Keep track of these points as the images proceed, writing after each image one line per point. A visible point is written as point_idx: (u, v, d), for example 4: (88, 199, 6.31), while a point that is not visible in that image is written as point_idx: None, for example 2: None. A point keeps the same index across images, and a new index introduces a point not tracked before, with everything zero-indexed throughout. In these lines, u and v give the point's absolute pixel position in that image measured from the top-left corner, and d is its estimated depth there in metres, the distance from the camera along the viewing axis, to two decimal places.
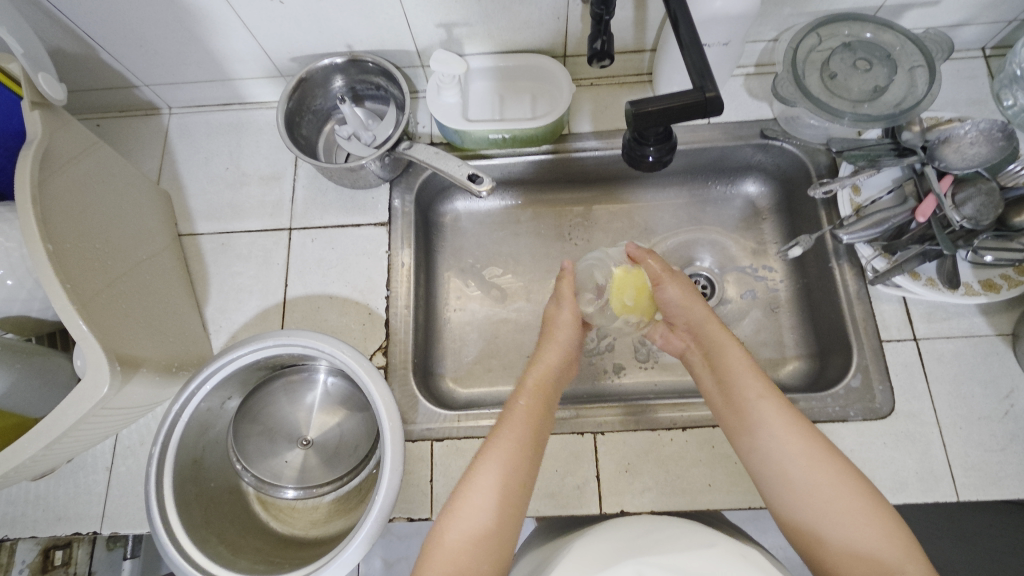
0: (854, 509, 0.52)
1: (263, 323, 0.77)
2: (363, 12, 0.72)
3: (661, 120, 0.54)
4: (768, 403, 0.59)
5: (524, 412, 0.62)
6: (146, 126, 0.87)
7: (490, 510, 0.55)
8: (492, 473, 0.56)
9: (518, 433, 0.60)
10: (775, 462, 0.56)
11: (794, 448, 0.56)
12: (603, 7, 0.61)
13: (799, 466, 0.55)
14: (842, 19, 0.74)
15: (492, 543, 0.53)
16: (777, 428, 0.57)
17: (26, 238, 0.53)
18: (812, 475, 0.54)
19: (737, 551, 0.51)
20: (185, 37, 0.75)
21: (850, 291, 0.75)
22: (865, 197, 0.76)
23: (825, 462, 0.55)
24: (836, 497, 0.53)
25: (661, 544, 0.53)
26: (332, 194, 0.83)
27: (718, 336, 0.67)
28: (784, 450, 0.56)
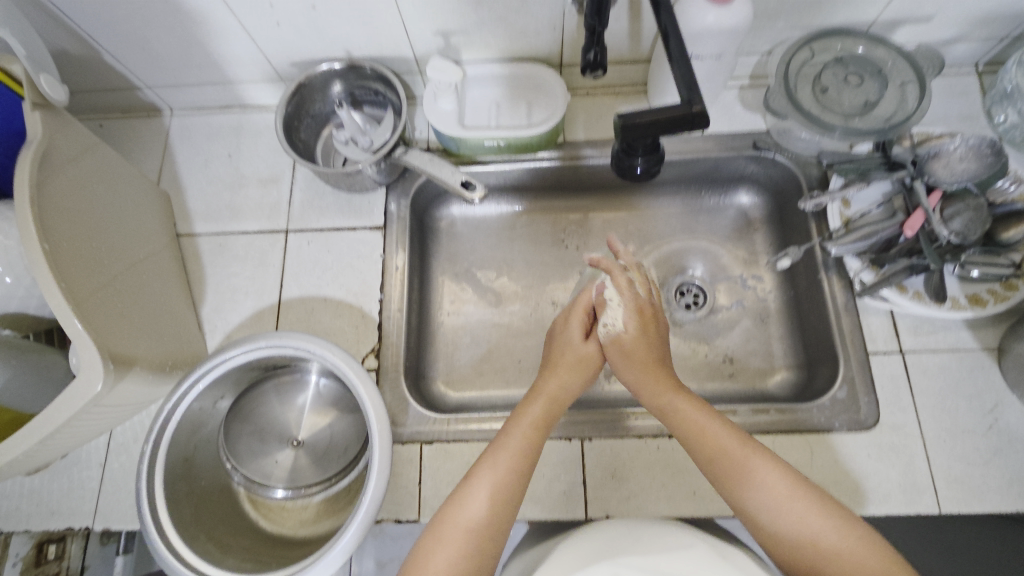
0: (844, 544, 0.51)
1: (257, 324, 0.78)
2: (362, 20, 0.73)
3: (650, 132, 0.55)
4: (735, 447, 0.57)
5: (527, 441, 0.60)
6: (147, 128, 0.89)
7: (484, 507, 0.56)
8: (483, 490, 0.56)
9: (522, 460, 0.59)
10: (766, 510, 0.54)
11: (777, 490, 0.54)
12: (597, 19, 0.61)
13: (784, 516, 0.53)
14: (834, 34, 0.75)
15: (481, 555, 0.54)
16: (761, 470, 0.55)
17: (23, 237, 0.54)
18: (789, 513, 0.53)
19: (717, 552, 0.53)
20: (186, 41, 0.76)
21: (838, 303, 0.75)
22: (855, 210, 0.76)
23: (803, 505, 0.53)
24: (819, 538, 0.52)
25: (640, 546, 0.53)
26: (329, 198, 0.84)
27: (658, 377, 0.64)
28: (764, 495, 0.54)
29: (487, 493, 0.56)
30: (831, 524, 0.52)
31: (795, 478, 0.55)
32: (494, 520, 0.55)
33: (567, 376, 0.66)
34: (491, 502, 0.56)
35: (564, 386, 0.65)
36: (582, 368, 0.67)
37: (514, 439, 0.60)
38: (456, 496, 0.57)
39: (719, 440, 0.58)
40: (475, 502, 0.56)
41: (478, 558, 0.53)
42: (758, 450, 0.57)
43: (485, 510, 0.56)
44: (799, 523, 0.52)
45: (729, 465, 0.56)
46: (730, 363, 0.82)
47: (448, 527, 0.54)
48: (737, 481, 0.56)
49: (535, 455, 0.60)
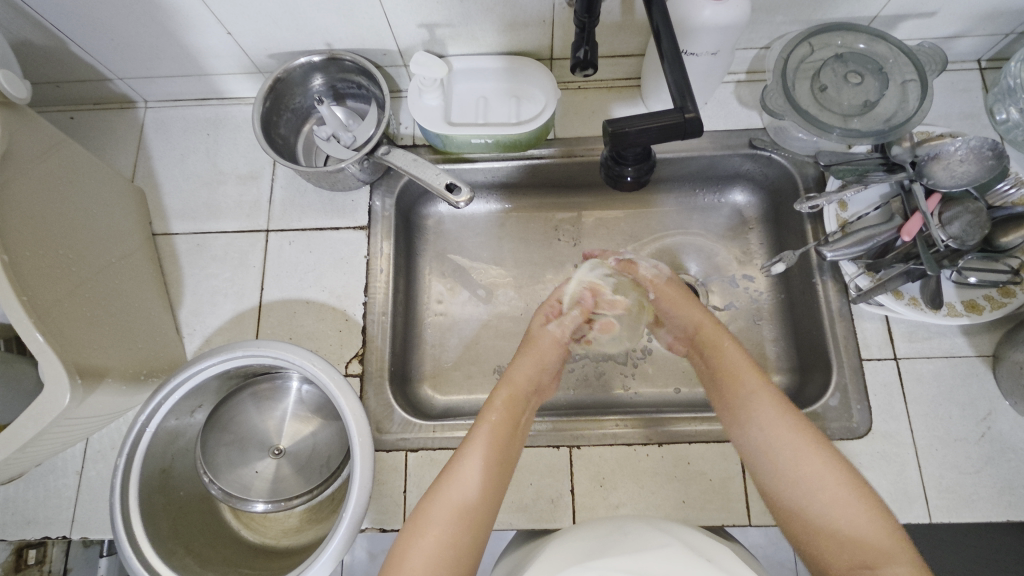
0: (849, 508, 0.52)
1: (238, 327, 0.76)
2: (341, 11, 0.70)
3: (644, 138, 0.52)
4: (769, 398, 0.61)
5: (500, 434, 0.61)
6: (121, 121, 0.85)
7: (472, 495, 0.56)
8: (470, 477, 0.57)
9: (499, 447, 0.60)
10: (783, 460, 0.57)
11: (792, 444, 0.57)
12: (587, 15, 0.59)
13: (801, 455, 0.56)
14: (835, 29, 0.72)
15: (467, 541, 0.53)
16: (773, 419, 0.59)
17: None
18: (801, 460, 0.56)
19: (701, 553, 0.50)
20: (157, 31, 0.72)
21: (833, 308, 0.74)
22: (852, 212, 0.75)
23: (815, 453, 0.56)
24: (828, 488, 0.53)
25: (625, 544, 0.51)
26: (311, 196, 0.81)
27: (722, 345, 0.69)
28: (779, 441, 0.58)
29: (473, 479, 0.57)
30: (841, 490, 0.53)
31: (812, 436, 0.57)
32: (479, 503, 0.56)
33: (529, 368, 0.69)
34: (478, 483, 0.56)
35: (530, 377, 0.68)
36: (539, 356, 0.71)
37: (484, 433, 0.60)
38: (450, 471, 0.57)
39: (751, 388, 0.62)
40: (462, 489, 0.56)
41: (463, 543, 0.53)
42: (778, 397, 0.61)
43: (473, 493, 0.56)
44: (803, 471, 0.55)
45: (750, 396, 0.62)
46: None
47: (439, 508, 0.54)
48: (756, 415, 0.60)
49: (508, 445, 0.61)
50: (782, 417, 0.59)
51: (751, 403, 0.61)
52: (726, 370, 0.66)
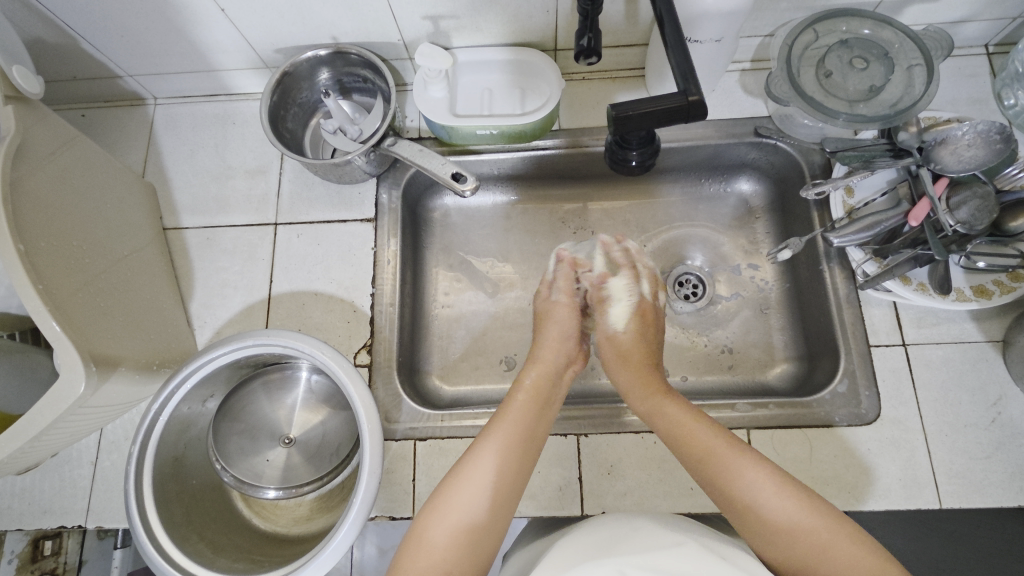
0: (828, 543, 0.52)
1: (248, 320, 0.77)
2: (346, 4, 0.70)
3: (643, 122, 0.52)
4: (723, 447, 0.58)
5: (528, 409, 0.64)
6: (131, 118, 0.86)
7: (479, 503, 0.57)
8: (472, 493, 0.57)
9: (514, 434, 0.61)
10: (756, 498, 0.55)
11: (770, 494, 0.55)
12: (590, 3, 0.60)
13: (759, 488, 0.55)
14: (840, 15, 0.72)
15: (476, 544, 0.55)
16: (748, 473, 0.56)
17: None
18: (779, 504, 0.54)
19: (717, 552, 0.50)
20: (166, 27, 0.73)
21: (840, 295, 0.74)
22: (859, 198, 0.74)
23: (788, 497, 0.55)
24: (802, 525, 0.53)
25: (639, 539, 0.52)
26: (319, 189, 0.82)
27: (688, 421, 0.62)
28: (749, 488, 0.56)
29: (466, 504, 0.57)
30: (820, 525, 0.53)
31: (782, 480, 0.56)
32: (493, 510, 0.57)
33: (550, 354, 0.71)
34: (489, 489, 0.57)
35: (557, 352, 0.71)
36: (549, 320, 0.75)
37: (514, 411, 0.63)
38: (457, 475, 0.59)
39: (710, 449, 0.59)
40: (452, 517, 0.56)
41: (472, 550, 0.55)
42: (750, 457, 0.57)
43: (467, 521, 0.56)
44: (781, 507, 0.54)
45: (720, 460, 0.58)
46: (729, 355, 0.81)
47: (442, 518, 0.56)
48: (736, 472, 0.57)
49: (537, 422, 0.63)
50: (755, 468, 0.56)
51: (717, 467, 0.58)
52: (686, 437, 0.60)
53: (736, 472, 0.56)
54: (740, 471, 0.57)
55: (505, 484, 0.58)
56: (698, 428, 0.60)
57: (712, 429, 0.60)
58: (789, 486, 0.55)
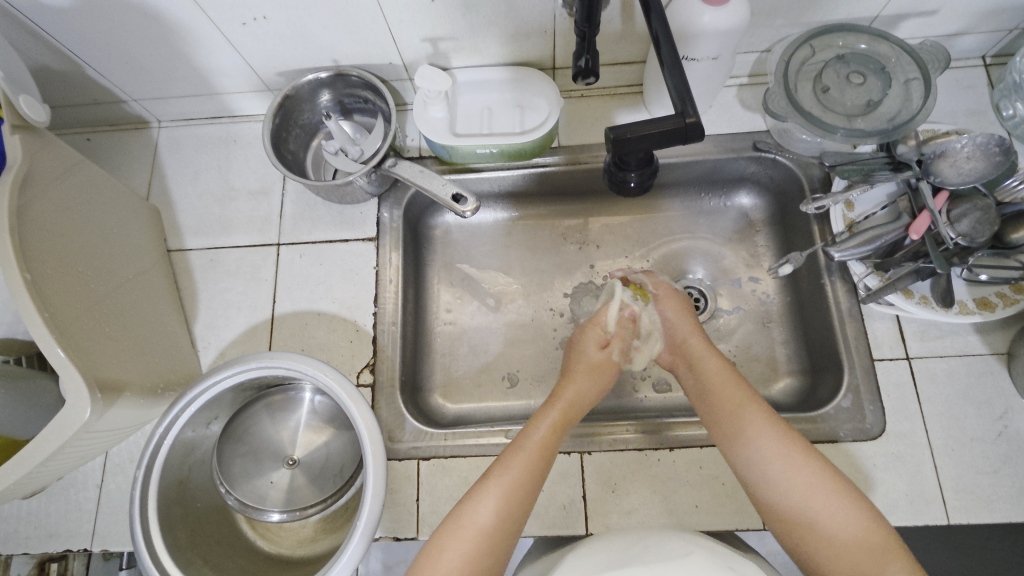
0: (841, 523, 0.55)
1: (251, 340, 0.77)
2: (347, 28, 0.71)
3: (647, 146, 0.51)
4: (745, 408, 0.63)
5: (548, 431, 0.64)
6: (136, 141, 0.87)
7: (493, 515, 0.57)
8: (495, 488, 0.59)
9: (533, 454, 0.61)
10: (771, 470, 0.59)
11: (786, 473, 0.58)
12: (588, 25, 0.60)
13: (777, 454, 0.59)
14: (836, 30, 0.72)
15: (492, 552, 0.56)
16: (766, 441, 0.60)
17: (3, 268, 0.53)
18: (795, 482, 0.58)
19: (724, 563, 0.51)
20: (170, 54, 0.74)
21: (842, 309, 0.73)
22: (859, 212, 0.74)
23: (809, 472, 0.58)
24: (817, 502, 0.56)
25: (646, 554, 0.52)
26: (321, 209, 0.82)
27: (720, 379, 0.67)
28: (766, 461, 0.59)
29: (514, 471, 0.60)
30: (834, 498, 0.56)
31: (803, 451, 0.59)
32: (501, 525, 0.57)
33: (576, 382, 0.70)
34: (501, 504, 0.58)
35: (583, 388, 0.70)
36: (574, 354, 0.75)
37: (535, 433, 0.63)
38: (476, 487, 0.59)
39: (733, 410, 0.64)
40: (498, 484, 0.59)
41: (486, 559, 0.56)
42: (773, 425, 0.61)
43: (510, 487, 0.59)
44: (794, 487, 0.58)
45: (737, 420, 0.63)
46: None
47: (462, 523, 0.57)
48: (750, 438, 0.61)
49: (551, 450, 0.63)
50: (774, 437, 0.60)
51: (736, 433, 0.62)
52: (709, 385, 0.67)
53: (752, 438, 0.61)
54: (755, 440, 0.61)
55: (517, 505, 0.59)
56: (721, 386, 0.66)
57: (733, 388, 0.66)
58: (812, 459, 0.58)
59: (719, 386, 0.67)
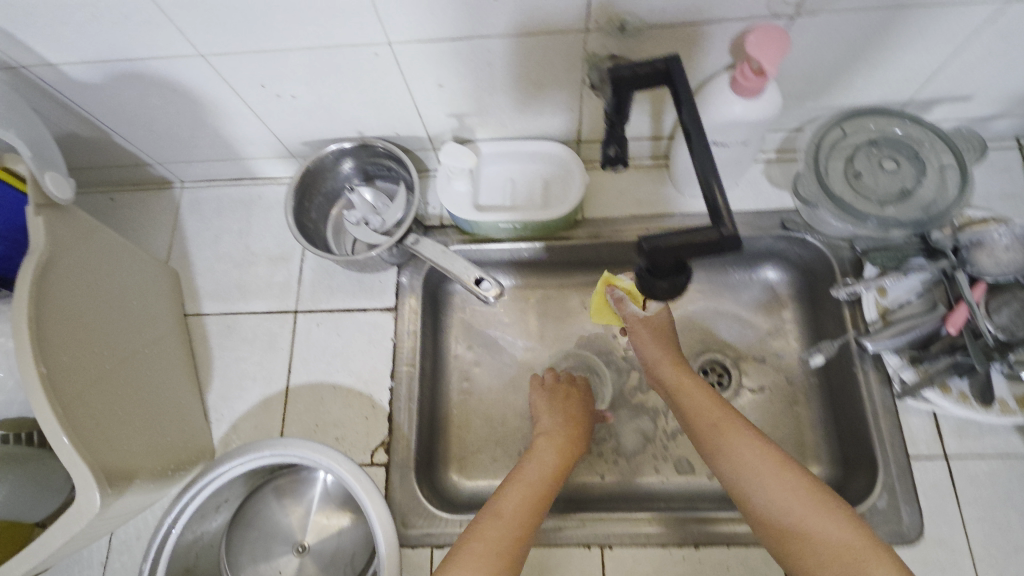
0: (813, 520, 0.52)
1: (265, 413, 0.76)
2: (374, 105, 0.71)
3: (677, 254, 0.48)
4: (709, 415, 0.61)
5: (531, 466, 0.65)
6: (158, 201, 0.88)
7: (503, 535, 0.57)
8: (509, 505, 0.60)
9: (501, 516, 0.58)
10: (737, 474, 0.57)
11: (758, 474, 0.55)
12: (617, 116, 0.58)
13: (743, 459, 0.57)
14: (867, 114, 0.71)
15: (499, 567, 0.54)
16: (725, 443, 0.59)
17: (19, 364, 0.51)
18: (760, 485, 0.55)
19: None
20: (197, 123, 0.74)
21: (876, 401, 0.70)
22: (892, 299, 0.72)
23: (787, 479, 0.54)
24: (792, 500, 0.53)
25: None
26: (340, 277, 0.82)
27: (689, 386, 0.65)
28: (735, 464, 0.57)
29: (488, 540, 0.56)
30: (807, 500, 0.53)
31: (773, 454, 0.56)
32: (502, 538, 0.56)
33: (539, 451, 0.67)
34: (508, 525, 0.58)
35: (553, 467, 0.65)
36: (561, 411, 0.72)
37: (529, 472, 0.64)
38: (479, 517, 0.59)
39: (701, 412, 0.62)
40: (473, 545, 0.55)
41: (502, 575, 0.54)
42: (738, 427, 0.59)
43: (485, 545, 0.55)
44: (767, 488, 0.54)
45: (705, 430, 0.61)
46: None
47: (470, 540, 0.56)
48: (715, 444, 0.59)
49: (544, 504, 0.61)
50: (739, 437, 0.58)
51: (705, 437, 0.60)
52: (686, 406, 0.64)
53: (715, 442, 0.59)
54: (719, 443, 0.59)
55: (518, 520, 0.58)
56: (689, 394, 0.64)
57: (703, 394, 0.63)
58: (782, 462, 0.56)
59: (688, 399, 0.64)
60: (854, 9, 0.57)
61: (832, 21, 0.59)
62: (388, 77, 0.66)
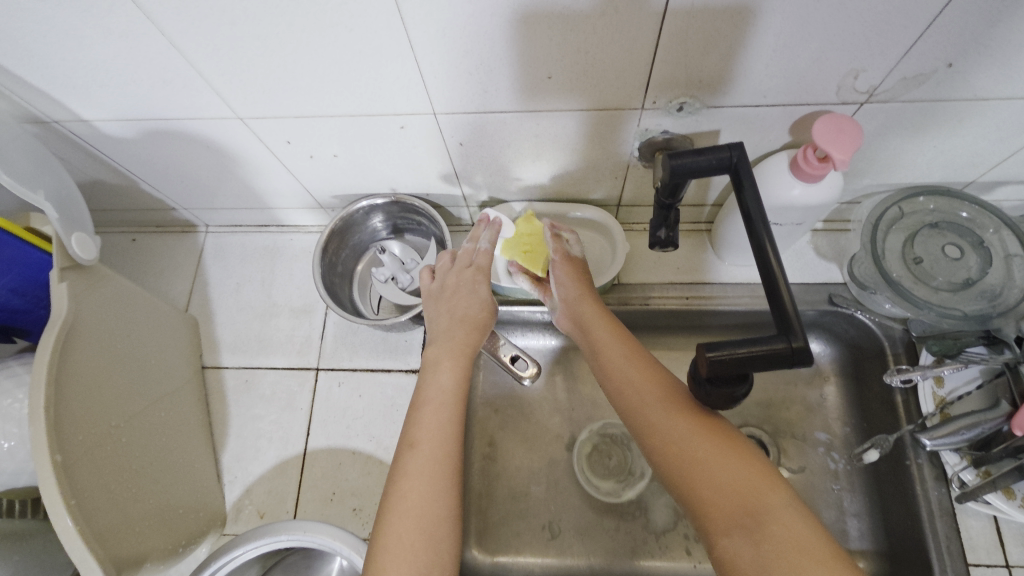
0: (746, 487, 0.45)
1: (280, 477, 0.72)
2: (409, 165, 0.69)
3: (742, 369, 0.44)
4: (636, 374, 0.55)
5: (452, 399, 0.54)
6: (182, 245, 0.86)
7: (436, 495, 0.48)
8: (421, 460, 0.50)
9: (445, 412, 0.53)
10: (663, 438, 0.50)
11: (684, 437, 0.49)
12: (670, 198, 0.55)
13: (669, 423, 0.50)
14: (928, 193, 0.67)
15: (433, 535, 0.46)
16: (648, 404, 0.52)
17: (33, 449, 0.49)
18: (687, 448, 0.48)
19: None
20: (226, 175, 0.72)
21: (932, 499, 0.66)
22: (949, 389, 0.68)
23: (711, 444, 0.48)
24: (718, 468, 0.46)
25: None
26: (364, 334, 0.79)
27: (617, 344, 0.59)
28: (661, 426, 0.51)
29: (434, 442, 0.51)
30: (737, 468, 0.46)
31: (694, 418, 0.50)
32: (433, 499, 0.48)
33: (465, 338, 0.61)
34: (427, 477, 0.49)
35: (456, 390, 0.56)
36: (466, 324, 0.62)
37: (432, 393, 0.55)
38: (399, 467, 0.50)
39: (627, 374, 0.56)
40: (420, 454, 0.50)
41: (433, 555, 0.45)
42: (661, 386, 0.53)
43: (433, 454, 0.50)
44: (697, 450, 0.48)
45: (628, 392, 0.54)
46: None
47: (399, 504, 0.48)
48: (641, 405, 0.53)
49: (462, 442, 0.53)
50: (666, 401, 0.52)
51: (630, 398, 0.54)
52: (608, 365, 0.58)
53: (640, 405, 0.53)
54: (642, 404, 0.53)
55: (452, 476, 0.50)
56: (610, 352, 0.59)
57: (626, 354, 0.58)
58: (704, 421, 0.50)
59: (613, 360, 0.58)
60: (929, 98, 0.55)
61: (903, 107, 0.56)
62: (427, 141, 0.63)
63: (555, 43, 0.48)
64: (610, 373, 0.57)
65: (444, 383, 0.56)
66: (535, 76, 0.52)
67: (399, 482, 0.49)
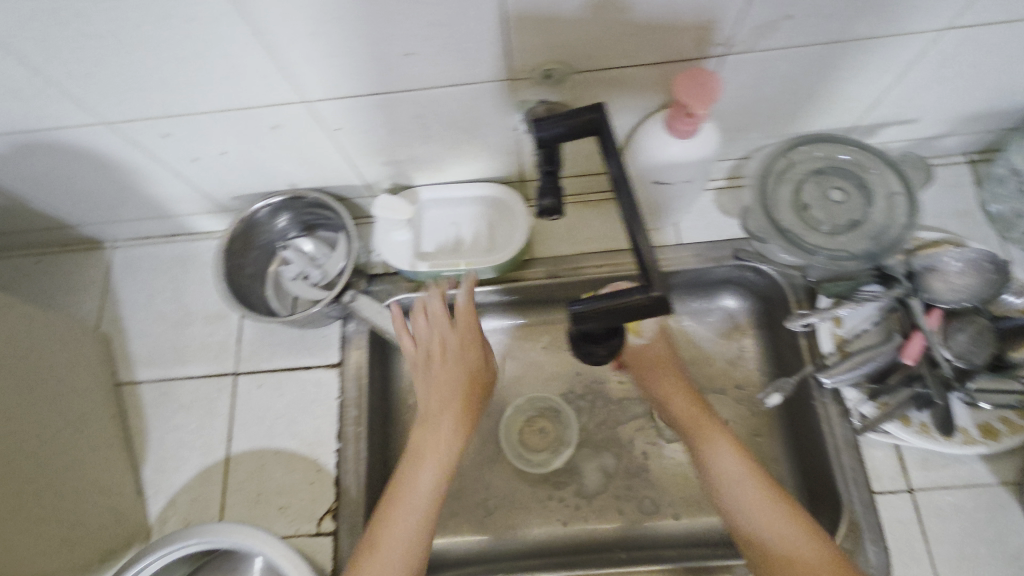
0: (783, 522, 0.55)
1: (204, 484, 0.71)
2: (301, 159, 0.68)
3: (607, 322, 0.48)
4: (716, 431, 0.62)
5: (444, 429, 0.62)
6: (90, 263, 0.84)
7: (414, 513, 0.57)
8: (424, 476, 0.59)
9: (444, 442, 0.61)
10: (737, 485, 0.58)
11: (747, 487, 0.58)
12: (550, 165, 0.55)
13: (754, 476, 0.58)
14: (811, 141, 0.69)
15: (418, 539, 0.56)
16: (723, 453, 0.60)
17: None
18: (753, 497, 0.57)
19: None
20: (117, 187, 0.70)
21: (838, 435, 0.68)
22: (849, 328, 0.71)
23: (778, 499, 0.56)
24: (773, 511, 0.56)
25: None
26: (281, 334, 0.78)
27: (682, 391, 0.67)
28: (736, 473, 0.59)
29: (434, 456, 0.60)
30: (783, 515, 0.55)
31: (749, 467, 0.59)
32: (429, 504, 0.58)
33: (445, 386, 0.64)
34: (423, 502, 0.58)
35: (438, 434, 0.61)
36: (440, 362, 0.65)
37: (441, 427, 0.62)
38: (398, 489, 0.58)
39: (696, 418, 0.64)
40: (426, 469, 0.59)
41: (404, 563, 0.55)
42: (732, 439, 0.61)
43: (435, 476, 0.59)
44: (753, 502, 0.56)
45: (701, 434, 0.62)
46: None
47: (396, 512, 0.57)
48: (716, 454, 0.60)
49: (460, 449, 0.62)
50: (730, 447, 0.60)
51: (701, 436, 0.62)
52: (677, 414, 0.65)
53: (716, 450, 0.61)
54: (718, 452, 0.60)
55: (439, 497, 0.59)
56: (673, 392, 0.67)
57: (687, 399, 0.66)
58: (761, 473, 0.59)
59: (680, 410, 0.65)
60: (787, 45, 0.56)
61: (765, 58, 0.57)
62: (311, 133, 0.63)
63: (405, 23, 0.48)
64: (673, 416, 0.66)
65: (444, 429, 0.62)
66: (397, 58, 0.52)
67: (388, 507, 0.57)
